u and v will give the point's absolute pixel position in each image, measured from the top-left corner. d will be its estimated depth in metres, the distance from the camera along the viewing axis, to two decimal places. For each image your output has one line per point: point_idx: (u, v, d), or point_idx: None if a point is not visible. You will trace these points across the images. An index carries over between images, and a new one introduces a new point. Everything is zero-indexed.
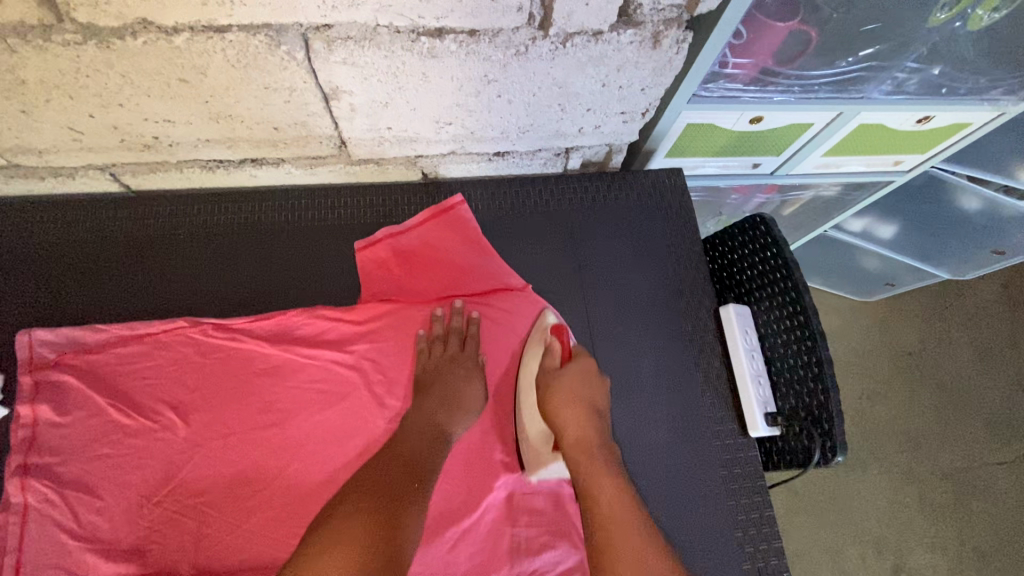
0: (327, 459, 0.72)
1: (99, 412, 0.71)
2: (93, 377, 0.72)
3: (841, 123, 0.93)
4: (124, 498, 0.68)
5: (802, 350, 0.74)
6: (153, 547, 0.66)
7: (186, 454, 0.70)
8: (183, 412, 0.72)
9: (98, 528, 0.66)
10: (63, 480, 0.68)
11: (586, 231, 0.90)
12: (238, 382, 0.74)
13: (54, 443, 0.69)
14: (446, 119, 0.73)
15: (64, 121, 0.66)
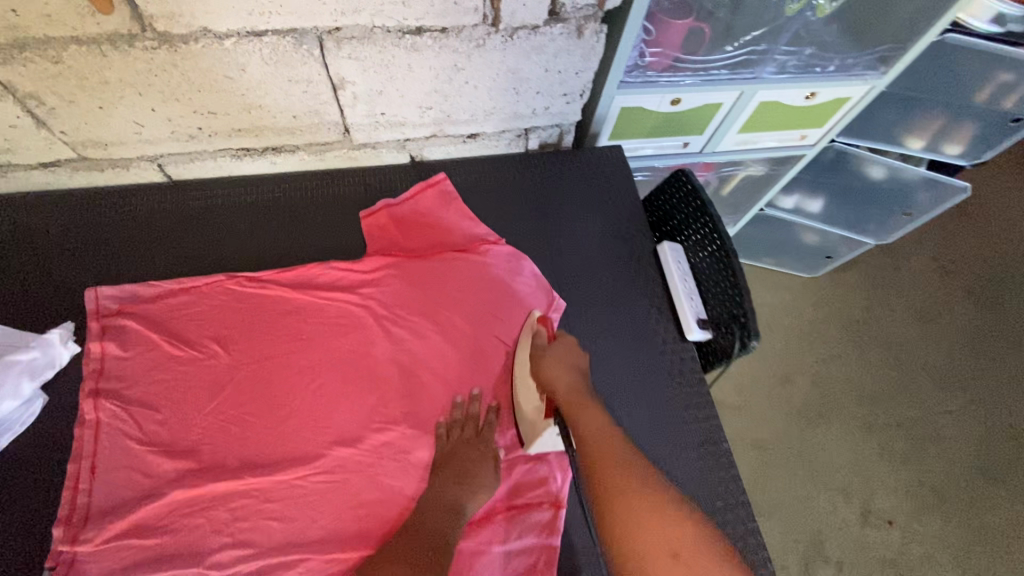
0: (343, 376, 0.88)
1: (155, 347, 0.86)
2: (149, 321, 0.88)
3: (744, 102, 1.16)
4: (179, 411, 0.83)
5: (722, 266, 0.93)
6: (203, 448, 0.81)
7: (227, 376, 0.86)
8: (224, 344, 0.88)
9: (159, 436, 0.81)
10: (128, 399, 0.83)
11: (547, 196, 1.10)
12: (267, 320, 0.90)
13: (119, 371, 0.84)
14: (427, 104, 0.94)
15: (132, 116, 0.86)
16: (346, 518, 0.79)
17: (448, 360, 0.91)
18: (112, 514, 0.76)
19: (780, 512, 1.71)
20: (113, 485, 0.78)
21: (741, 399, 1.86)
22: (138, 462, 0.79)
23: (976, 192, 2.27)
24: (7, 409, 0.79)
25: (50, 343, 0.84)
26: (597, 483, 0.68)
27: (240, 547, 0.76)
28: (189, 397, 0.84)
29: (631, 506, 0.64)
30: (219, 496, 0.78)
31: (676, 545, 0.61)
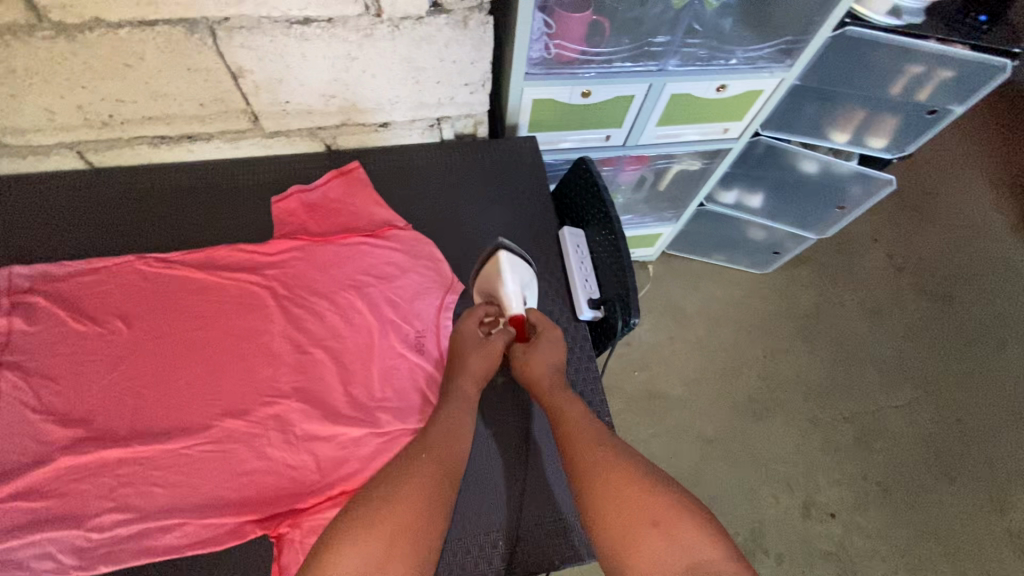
0: (240, 351, 0.91)
1: (60, 322, 0.90)
2: (57, 298, 0.92)
3: (655, 95, 1.20)
4: (77, 384, 0.86)
5: (612, 248, 0.97)
6: (98, 417, 0.84)
7: (128, 350, 0.89)
8: (127, 320, 0.92)
9: (56, 406, 0.85)
10: (30, 371, 0.87)
11: (459, 184, 1.14)
12: (171, 298, 0.94)
13: (25, 345, 0.88)
14: (329, 93, 0.99)
15: (42, 104, 0.91)
16: (229, 484, 0.82)
17: (344, 337, 0.95)
18: (2, 478, 0.79)
19: (721, 504, 1.72)
20: (6, 452, 0.81)
21: (687, 392, 1.88)
22: (33, 430, 0.83)
23: (929, 189, 2.29)
24: None
25: None
26: (578, 467, 0.76)
27: (123, 511, 0.79)
28: (88, 371, 0.87)
29: (612, 481, 0.72)
30: (107, 462, 0.82)
31: (650, 513, 0.68)
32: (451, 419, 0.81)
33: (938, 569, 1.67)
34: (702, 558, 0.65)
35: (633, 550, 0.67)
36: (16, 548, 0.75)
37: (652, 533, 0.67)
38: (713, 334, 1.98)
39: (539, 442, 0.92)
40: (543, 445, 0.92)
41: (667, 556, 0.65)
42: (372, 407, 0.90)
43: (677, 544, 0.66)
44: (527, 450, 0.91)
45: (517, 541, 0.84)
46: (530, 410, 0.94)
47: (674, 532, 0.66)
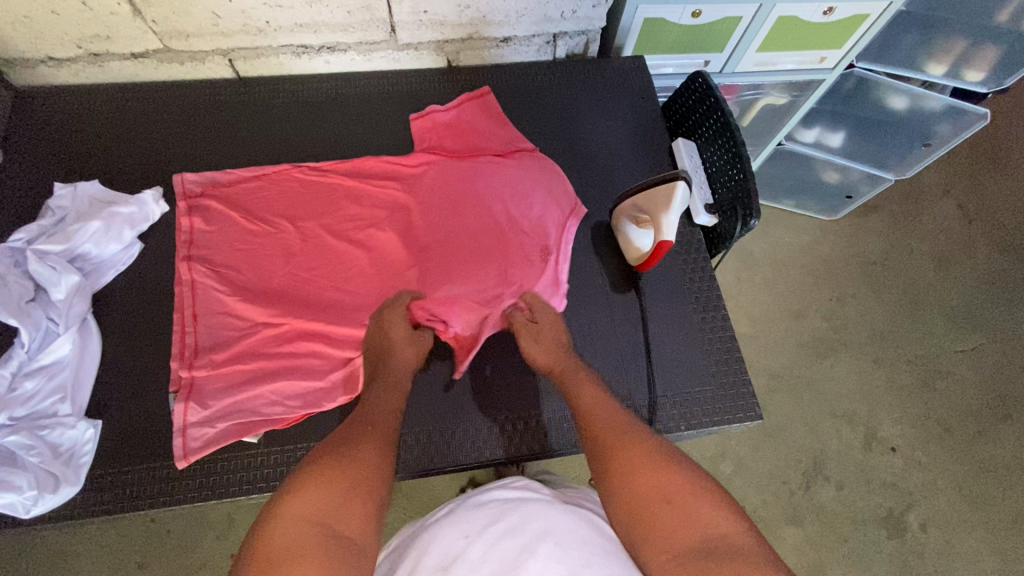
0: (388, 244, 1.01)
1: (234, 222, 1.00)
2: (227, 201, 1.02)
3: (763, 16, 1.23)
4: (252, 266, 0.97)
5: (731, 156, 1.02)
6: (274, 292, 0.96)
7: (298, 247, 0.99)
8: (292, 220, 1.01)
9: (242, 288, 0.96)
10: (215, 262, 0.97)
11: (572, 99, 1.19)
12: (328, 202, 1.03)
13: (206, 240, 0.99)
14: (465, 3, 1.04)
15: (211, 8, 0.99)
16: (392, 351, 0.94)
17: None
18: (209, 345, 0.91)
19: (784, 433, 1.79)
20: (215, 326, 0.92)
21: (752, 330, 1.94)
22: (231, 309, 0.94)
23: (1008, 139, 2.25)
24: (112, 251, 0.95)
25: (144, 202, 0.98)
26: (597, 448, 0.72)
27: (301, 367, 0.89)
28: (263, 258, 0.98)
29: (627, 463, 0.68)
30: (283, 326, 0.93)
31: (666, 490, 0.64)
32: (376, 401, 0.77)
33: (998, 502, 1.72)
34: (721, 533, 0.60)
35: (652, 526, 0.62)
36: (247, 399, 0.87)
37: (668, 510, 0.62)
38: (779, 277, 2.02)
39: (663, 331, 0.97)
40: (664, 332, 0.97)
41: (685, 530, 0.61)
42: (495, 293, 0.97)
43: (694, 520, 0.61)
44: (646, 335, 0.96)
45: (656, 409, 0.91)
46: (643, 305, 0.99)
47: (694, 511, 0.62)
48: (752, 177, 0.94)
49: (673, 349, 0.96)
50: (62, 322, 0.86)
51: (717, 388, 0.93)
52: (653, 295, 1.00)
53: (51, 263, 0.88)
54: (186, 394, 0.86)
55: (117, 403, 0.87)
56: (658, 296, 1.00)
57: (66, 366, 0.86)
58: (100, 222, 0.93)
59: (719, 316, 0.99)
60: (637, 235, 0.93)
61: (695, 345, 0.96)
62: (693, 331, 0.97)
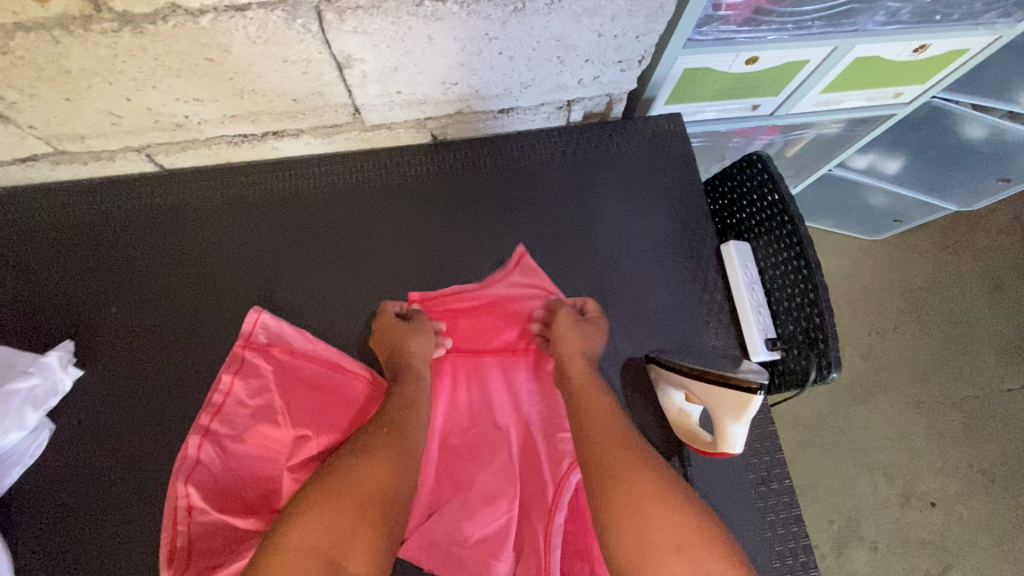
0: (344, 391, 0.80)
1: (170, 386, 0.80)
2: (162, 355, 0.81)
3: (836, 59, 0.95)
4: (211, 447, 0.75)
5: (800, 279, 0.80)
6: (229, 482, 0.75)
7: (246, 415, 0.78)
8: (236, 379, 0.79)
9: (196, 481, 0.74)
10: (148, 449, 0.77)
11: (591, 179, 0.94)
12: (270, 351, 0.81)
13: (137, 415, 0.78)
14: (450, 80, 0.78)
15: (105, 107, 0.72)
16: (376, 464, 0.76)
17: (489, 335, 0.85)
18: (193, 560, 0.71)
19: (813, 493, 1.62)
20: (207, 531, 0.72)
21: None
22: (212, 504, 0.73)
23: None
24: (11, 441, 0.74)
25: (49, 368, 0.77)
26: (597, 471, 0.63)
27: None
28: (225, 437, 0.76)
29: (622, 512, 0.59)
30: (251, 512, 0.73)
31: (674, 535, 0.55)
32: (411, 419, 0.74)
33: None
34: None
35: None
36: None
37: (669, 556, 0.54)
38: None
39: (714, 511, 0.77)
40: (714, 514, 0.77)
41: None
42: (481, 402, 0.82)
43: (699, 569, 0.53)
44: None
45: None
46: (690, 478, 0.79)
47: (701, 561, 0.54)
48: (832, 323, 0.73)
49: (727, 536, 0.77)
50: None
51: None
52: (700, 463, 0.79)
53: None
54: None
55: None
56: (706, 463, 0.79)
57: None
58: None
59: (783, 489, 0.79)
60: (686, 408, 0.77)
61: (755, 530, 0.77)
62: (753, 510, 0.78)
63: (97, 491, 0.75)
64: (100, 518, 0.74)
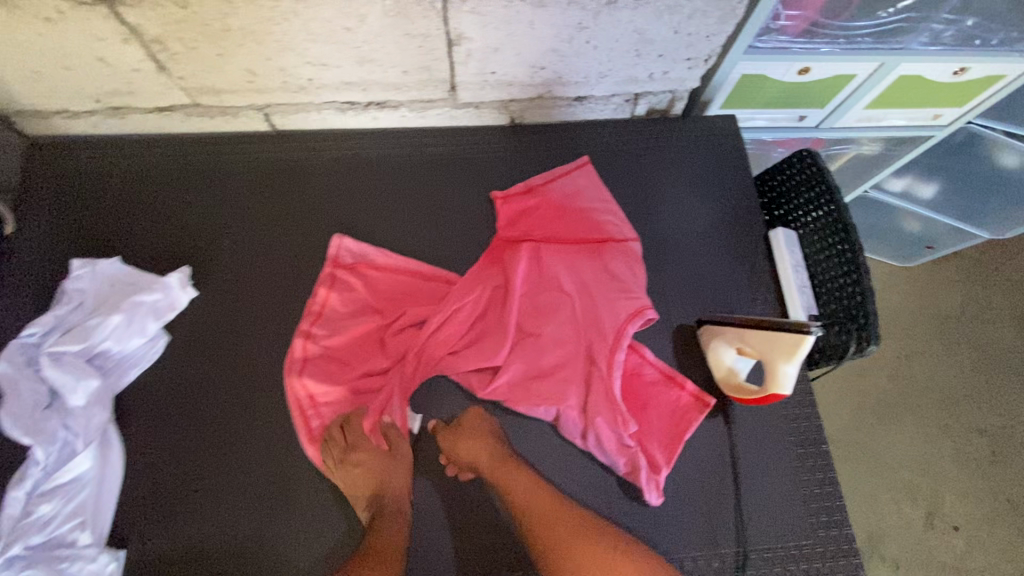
0: (423, 293, 0.93)
1: (272, 312, 0.91)
2: (266, 286, 0.92)
3: (881, 76, 1.04)
4: (314, 346, 0.88)
5: (844, 262, 0.87)
6: (332, 365, 0.88)
7: (341, 318, 0.90)
8: (330, 292, 0.91)
9: (307, 367, 0.86)
10: (251, 365, 0.87)
11: (652, 165, 1.03)
12: (358, 266, 0.94)
13: (242, 337, 0.89)
14: (540, 64, 0.89)
15: (247, 66, 0.85)
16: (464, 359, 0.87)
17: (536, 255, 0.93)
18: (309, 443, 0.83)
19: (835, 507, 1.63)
20: (328, 407, 0.86)
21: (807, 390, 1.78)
22: (326, 385, 0.86)
23: None
24: (134, 346, 0.85)
25: (170, 288, 0.88)
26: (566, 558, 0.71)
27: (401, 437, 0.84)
28: (324, 338, 0.89)
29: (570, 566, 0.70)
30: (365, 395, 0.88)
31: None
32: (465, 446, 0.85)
33: None
34: None
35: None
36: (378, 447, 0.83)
37: None
38: None
39: (756, 465, 0.84)
40: (755, 467, 0.84)
41: None
42: (539, 306, 0.90)
43: None
44: (735, 470, 0.83)
45: (747, 565, 0.79)
46: (734, 433, 0.85)
47: None
48: (874, 298, 0.79)
49: (767, 490, 0.83)
50: (83, 439, 0.78)
51: (817, 543, 0.80)
52: (744, 421, 0.86)
53: (69, 367, 0.79)
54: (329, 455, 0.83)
55: (154, 528, 0.79)
56: (750, 422, 0.86)
57: (84, 487, 0.78)
58: (121, 316, 0.83)
59: (821, 452, 0.85)
60: (735, 363, 0.82)
61: (793, 487, 0.83)
62: (792, 469, 0.84)
63: (204, 396, 0.85)
64: (207, 420, 0.84)
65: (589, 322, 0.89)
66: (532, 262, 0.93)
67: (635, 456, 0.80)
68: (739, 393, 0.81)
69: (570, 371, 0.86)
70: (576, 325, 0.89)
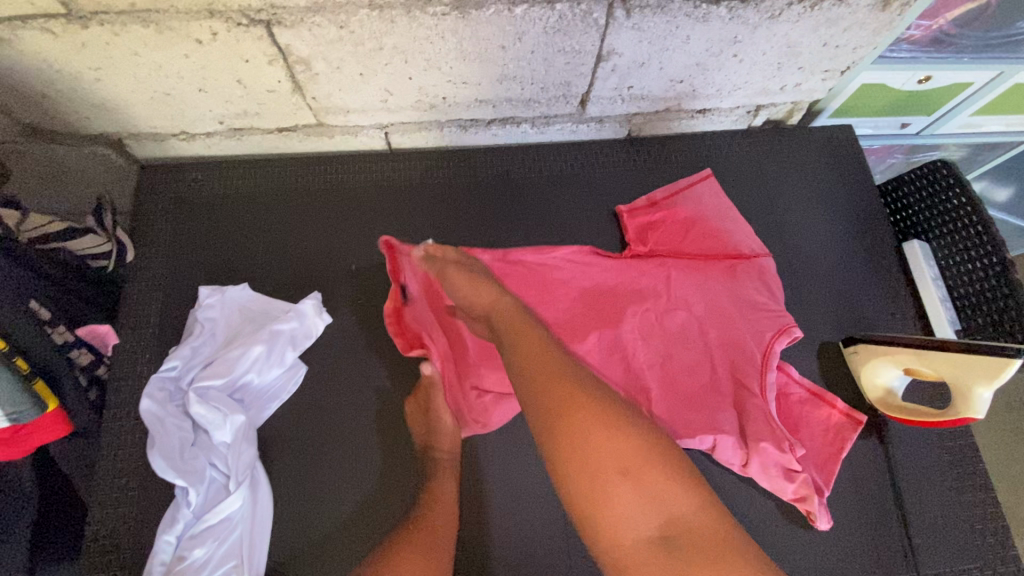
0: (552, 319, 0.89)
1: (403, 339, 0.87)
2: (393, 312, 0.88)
3: (998, 84, 1.02)
4: (452, 385, 0.86)
5: (991, 275, 0.83)
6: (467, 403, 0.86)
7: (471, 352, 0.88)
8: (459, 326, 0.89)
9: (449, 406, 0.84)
10: (394, 394, 0.85)
11: (773, 177, 1.01)
12: (483, 293, 0.90)
13: (380, 364, 0.86)
14: (679, 78, 0.87)
15: (386, 85, 0.82)
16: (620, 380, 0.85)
17: (665, 280, 0.91)
18: (466, 477, 0.81)
19: None
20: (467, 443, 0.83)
21: None
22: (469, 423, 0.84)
23: None
24: (274, 376, 0.82)
25: (305, 314, 0.85)
26: (541, 408, 0.58)
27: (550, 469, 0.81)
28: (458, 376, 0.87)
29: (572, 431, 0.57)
30: (513, 423, 0.84)
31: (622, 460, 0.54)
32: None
33: None
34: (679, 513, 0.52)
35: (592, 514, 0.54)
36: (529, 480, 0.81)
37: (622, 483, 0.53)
38: None
39: (917, 485, 0.82)
40: (916, 485, 0.82)
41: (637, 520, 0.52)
42: (676, 331, 0.88)
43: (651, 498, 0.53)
44: (895, 488, 0.82)
45: None
46: (892, 452, 0.84)
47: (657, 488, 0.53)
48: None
49: (930, 510, 0.81)
50: (234, 478, 0.75)
51: (985, 563, 0.79)
52: (899, 439, 0.84)
53: (214, 402, 0.77)
54: (493, 488, 0.81)
55: (311, 565, 0.76)
56: (905, 440, 0.85)
57: (235, 527, 0.74)
58: (262, 345, 0.81)
59: (980, 470, 0.83)
60: (890, 384, 0.81)
61: (956, 506, 0.82)
62: (952, 487, 0.83)
63: (350, 428, 0.83)
64: (352, 451, 0.81)
65: (735, 344, 0.85)
66: (663, 286, 0.90)
67: (806, 482, 0.77)
68: (901, 415, 0.79)
69: (722, 396, 0.83)
70: (721, 349, 0.86)
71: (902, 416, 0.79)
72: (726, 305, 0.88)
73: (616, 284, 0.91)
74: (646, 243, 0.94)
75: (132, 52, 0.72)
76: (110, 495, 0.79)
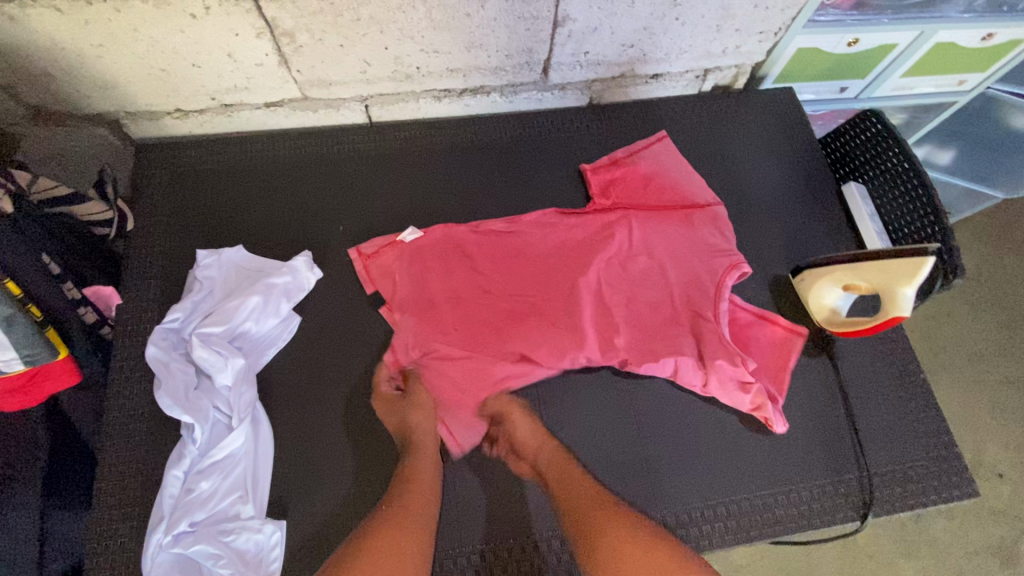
0: (520, 268, 0.95)
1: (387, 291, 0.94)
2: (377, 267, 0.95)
3: (920, 44, 1.14)
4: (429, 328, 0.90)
5: (919, 207, 0.93)
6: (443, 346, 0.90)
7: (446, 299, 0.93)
8: (434, 277, 0.94)
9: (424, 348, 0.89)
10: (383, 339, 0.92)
11: (723, 134, 1.11)
12: (457, 248, 0.96)
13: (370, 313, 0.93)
14: (629, 42, 0.96)
15: (365, 56, 0.90)
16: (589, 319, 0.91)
17: (626, 226, 0.98)
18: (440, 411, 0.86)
19: None
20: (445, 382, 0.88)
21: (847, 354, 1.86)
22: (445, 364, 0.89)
23: None
24: (270, 326, 0.89)
25: (297, 270, 0.92)
26: None
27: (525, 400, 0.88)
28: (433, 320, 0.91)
29: None
30: None
31: None
32: (571, 405, 0.89)
33: None
34: None
35: None
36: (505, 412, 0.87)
37: None
38: None
39: (863, 395, 0.91)
40: (862, 395, 0.91)
41: None
42: (637, 273, 0.95)
43: None
44: (844, 398, 0.90)
45: (870, 484, 0.85)
46: (840, 368, 0.92)
47: None
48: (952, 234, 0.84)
49: (876, 416, 0.90)
50: (236, 414, 0.80)
51: (927, 459, 0.88)
52: (846, 355, 0.93)
53: (215, 347, 0.83)
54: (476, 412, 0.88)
55: (313, 494, 0.82)
56: (850, 356, 0.93)
57: (240, 460, 0.80)
58: (259, 296, 0.87)
59: (919, 379, 0.92)
60: (832, 302, 0.90)
61: (898, 411, 0.90)
62: (895, 395, 0.91)
63: (344, 370, 0.89)
64: (346, 392, 0.88)
65: (691, 281, 0.94)
66: (624, 233, 0.98)
67: (759, 392, 0.85)
68: (843, 327, 0.88)
69: (683, 326, 0.91)
70: (681, 285, 0.94)
71: (845, 329, 0.88)
72: (684, 247, 0.96)
73: (582, 236, 0.98)
74: (608, 197, 1.02)
75: (132, 28, 0.79)
76: (119, 441, 0.85)
